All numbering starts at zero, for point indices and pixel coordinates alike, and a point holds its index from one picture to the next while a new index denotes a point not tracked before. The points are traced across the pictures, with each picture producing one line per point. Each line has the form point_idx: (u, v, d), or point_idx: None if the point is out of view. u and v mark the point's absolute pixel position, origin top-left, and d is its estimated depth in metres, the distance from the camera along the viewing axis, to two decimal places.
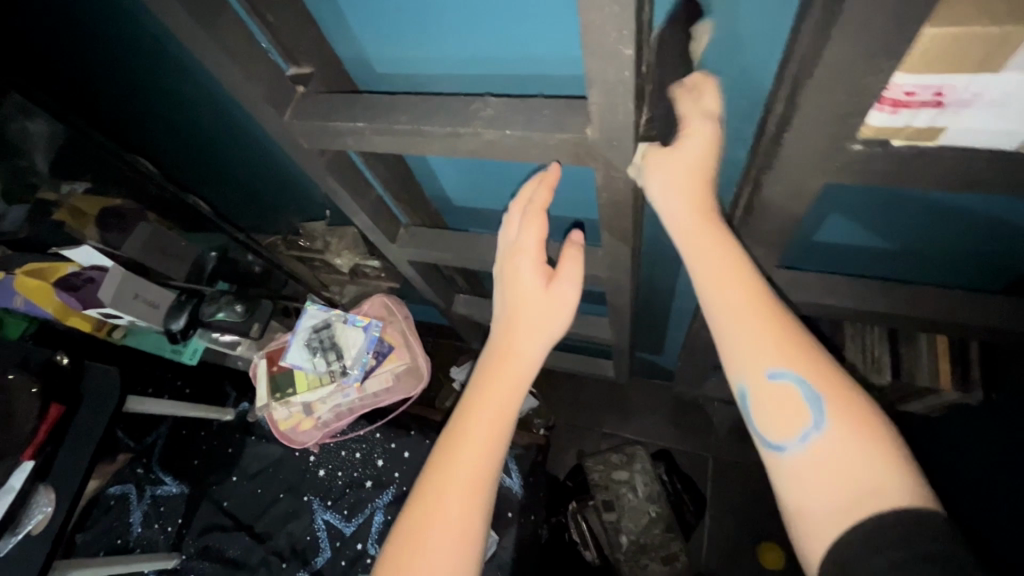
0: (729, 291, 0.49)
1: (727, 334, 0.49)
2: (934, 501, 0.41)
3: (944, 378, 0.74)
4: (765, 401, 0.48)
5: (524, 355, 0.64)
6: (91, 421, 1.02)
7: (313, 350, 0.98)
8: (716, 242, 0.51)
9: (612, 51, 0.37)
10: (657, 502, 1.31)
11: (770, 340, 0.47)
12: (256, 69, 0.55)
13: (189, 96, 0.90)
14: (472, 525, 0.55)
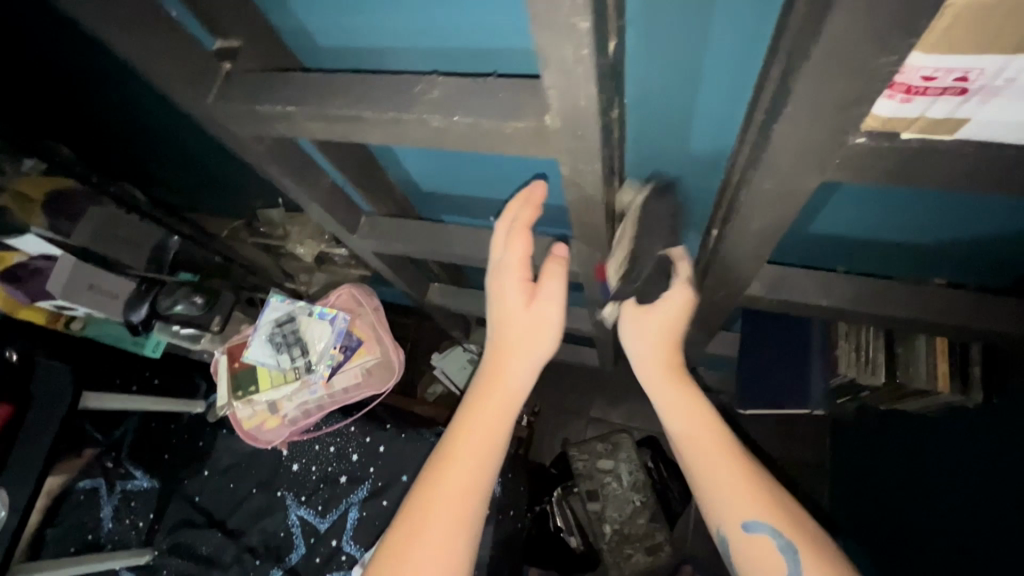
0: (712, 452, 0.59)
1: (711, 493, 0.58)
2: None
3: (942, 380, 0.69)
4: (745, 552, 0.56)
5: (513, 380, 0.62)
6: (42, 421, 0.96)
7: (276, 345, 0.92)
8: (695, 407, 0.62)
9: (566, 24, 0.30)
10: (641, 492, 1.28)
11: (744, 496, 0.57)
12: (168, 43, 0.48)
13: (123, 70, 0.83)
14: (455, 554, 0.55)
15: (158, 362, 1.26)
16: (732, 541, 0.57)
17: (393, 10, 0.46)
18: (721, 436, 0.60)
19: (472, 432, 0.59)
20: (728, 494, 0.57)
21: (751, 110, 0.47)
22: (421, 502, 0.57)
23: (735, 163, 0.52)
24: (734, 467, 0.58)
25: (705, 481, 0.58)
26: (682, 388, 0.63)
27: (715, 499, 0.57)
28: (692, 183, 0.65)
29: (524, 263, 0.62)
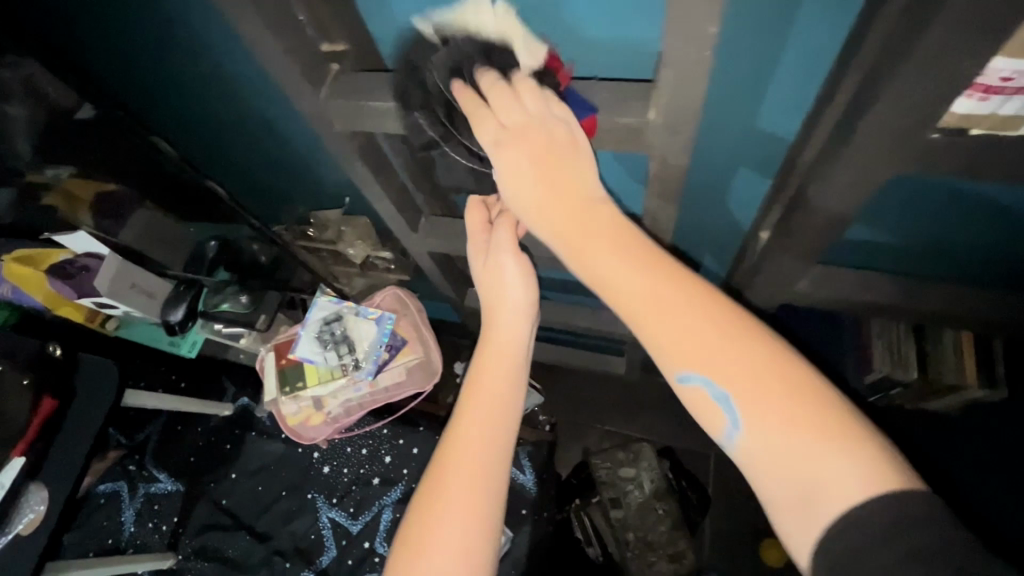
0: (641, 279, 0.44)
1: (660, 334, 0.43)
2: (835, 481, 0.39)
3: (970, 374, 0.75)
4: (704, 412, 0.43)
5: (505, 330, 0.66)
6: (84, 418, 0.96)
7: (324, 343, 0.95)
8: (609, 240, 0.46)
9: (698, 32, 0.36)
10: (664, 500, 1.30)
11: (702, 326, 0.42)
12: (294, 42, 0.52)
13: (194, 76, 0.80)
14: (480, 505, 0.58)
15: (187, 366, 1.28)
16: (691, 392, 0.43)
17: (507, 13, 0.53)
18: (645, 257, 0.44)
19: (476, 391, 0.63)
20: (684, 333, 0.43)
21: (820, 113, 0.53)
22: (438, 466, 0.61)
23: (799, 162, 0.58)
24: (688, 295, 0.43)
25: (646, 325, 0.44)
26: (608, 222, 0.47)
27: (665, 340, 0.43)
28: (743, 185, 0.71)
29: (485, 228, 0.70)
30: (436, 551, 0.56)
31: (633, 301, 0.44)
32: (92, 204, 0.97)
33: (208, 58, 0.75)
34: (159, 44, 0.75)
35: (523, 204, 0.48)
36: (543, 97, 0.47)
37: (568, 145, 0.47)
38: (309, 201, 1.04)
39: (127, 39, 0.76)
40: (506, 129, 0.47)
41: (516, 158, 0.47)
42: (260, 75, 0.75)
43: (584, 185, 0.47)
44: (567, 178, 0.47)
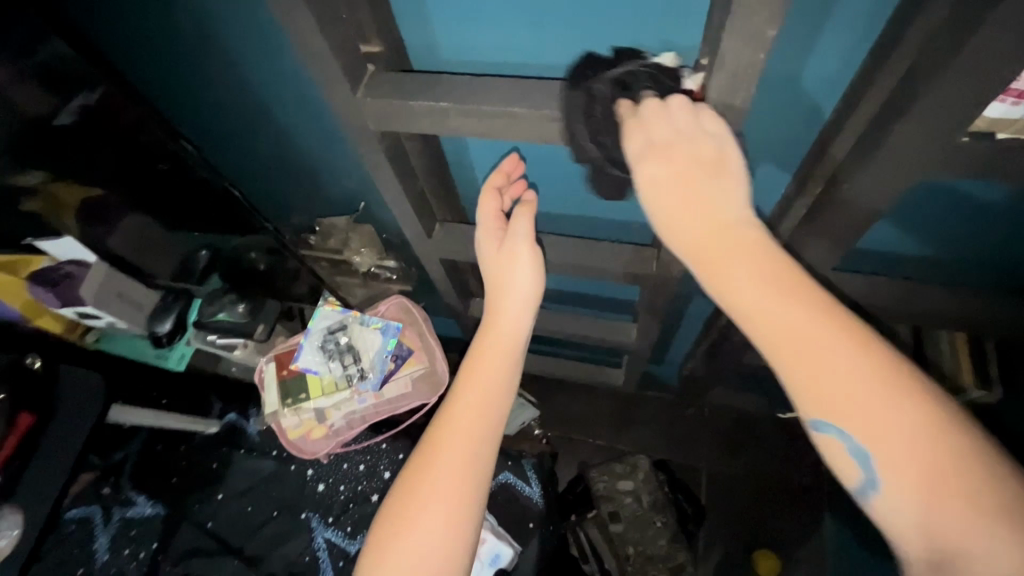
0: (784, 331, 0.44)
1: (796, 386, 0.45)
2: (954, 547, 0.40)
3: (968, 375, 0.79)
4: (834, 451, 0.45)
5: (508, 322, 0.68)
6: (65, 435, 0.90)
7: (328, 353, 0.93)
8: (753, 268, 0.46)
9: (756, 33, 0.40)
10: (662, 512, 1.30)
11: (843, 381, 0.43)
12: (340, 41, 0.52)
13: (211, 80, 0.78)
14: (467, 484, 0.60)
15: (171, 382, 1.23)
16: (824, 442, 0.45)
17: (545, 19, 0.55)
18: (795, 307, 0.45)
19: (473, 377, 0.65)
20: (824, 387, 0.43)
21: (842, 122, 0.56)
22: (429, 444, 0.63)
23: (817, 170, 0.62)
24: (834, 348, 0.43)
25: (783, 356, 0.44)
26: (753, 250, 0.47)
27: (803, 388, 0.44)
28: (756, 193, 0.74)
29: (499, 219, 0.71)
30: (418, 526, 0.58)
31: (771, 333, 0.45)
32: (79, 209, 0.87)
33: (218, 51, 0.72)
34: (169, 39, 0.72)
35: (662, 221, 0.50)
36: (695, 116, 0.48)
37: (706, 167, 0.48)
38: (312, 209, 1.02)
39: (132, 24, 0.71)
40: (654, 145, 0.49)
41: (658, 175, 0.49)
42: (285, 76, 0.73)
43: (726, 210, 0.48)
44: (706, 200, 0.48)
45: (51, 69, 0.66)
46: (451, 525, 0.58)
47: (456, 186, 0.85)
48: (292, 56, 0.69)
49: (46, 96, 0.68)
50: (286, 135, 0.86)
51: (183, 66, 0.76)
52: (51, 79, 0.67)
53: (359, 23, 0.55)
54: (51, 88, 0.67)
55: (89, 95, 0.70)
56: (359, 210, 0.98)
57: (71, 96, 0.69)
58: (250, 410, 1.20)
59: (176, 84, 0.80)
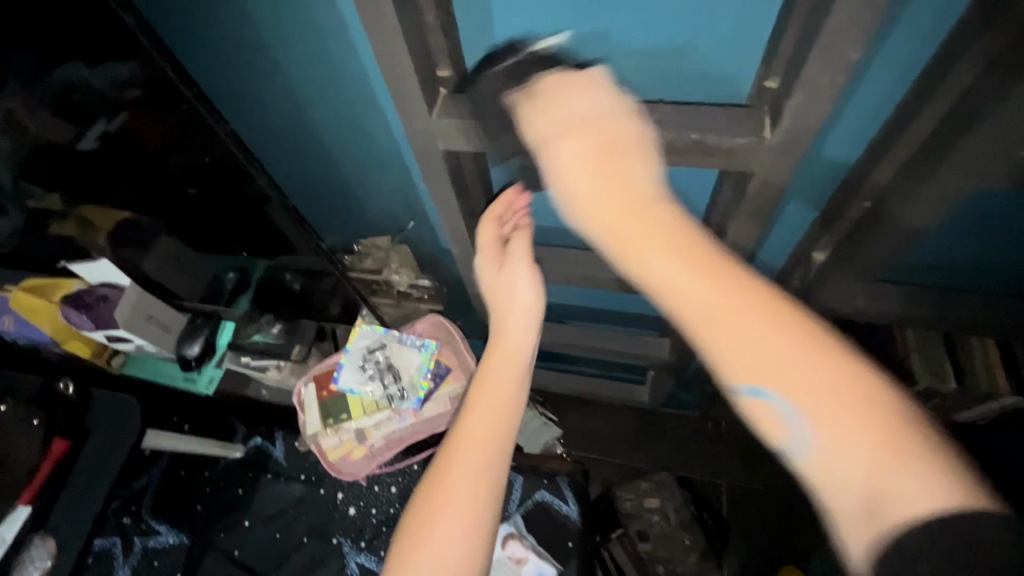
0: (698, 281, 0.42)
1: (710, 341, 0.41)
2: (911, 498, 0.35)
3: (1000, 379, 0.78)
4: (751, 411, 0.41)
5: (516, 329, 0.68)
6: (99, 461, 0.88)
7: (368, 373, 0.93)
8: (664, 228, 0.44)
9: (842, 56, 0.43)
10: (690, 530, 1.29)
11: (761, 329, 0.40)
12: (420, 66, 0.55)
13: (262, 103, 0.77)
14: (478, 505, 0.56)
15: (192, 407, 1.20)
16: (746, 405, 0.41)
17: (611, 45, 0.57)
18: (709, 260, 0.42)
19: (484, 391, 0.63)
20: (739, 339, 0.40)
21: (892, 140, 0.59)
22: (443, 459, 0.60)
23: (864, 186, 0.65)
24: (751, 297, 0.41)
25: (687, 317, 0.42)
26: (652, 213, 0.45)
27: (712, 339, 0.41)
28: (797, 208, 0.76)
29: (497, 245, 0.73)
30: (433, 552, 0.53)
31: (678, 294, 0.42)
32: (110, 232, 0.81)
33: (278, 79, 0.72)
34: (229, 72, 0.72)
35: (570, 194, 0.48)
36: (600, 88, 0.51)
37: (632, 143, 0.49)
38: (350, 229, 1.02)
39: (186, 48, 0.70)
40: (565, 111, 0.50)
41: (567, 137, 0.49)
42: (343, 104, 0.74)
43: (629, 178, 0.47)
44: (599, 168, 0.48)
45: (68, 99, 0.60)
46: (463, 547, 0.54)
47: None
48: (358, 86, 0.70)
49: (65, 125, 0.63)
50: (332, 156, 0.85)
51: (243, 96, 0.76)
52: (68, 109, 0.61)
53: (433, 49, 0.57)
54: (69, 115, 0.62)
55: (111, 122, 0.64)
56: (408, 228, 0.97)
57: (91, 123, 0.64)
58: (275, 434, 1.18)
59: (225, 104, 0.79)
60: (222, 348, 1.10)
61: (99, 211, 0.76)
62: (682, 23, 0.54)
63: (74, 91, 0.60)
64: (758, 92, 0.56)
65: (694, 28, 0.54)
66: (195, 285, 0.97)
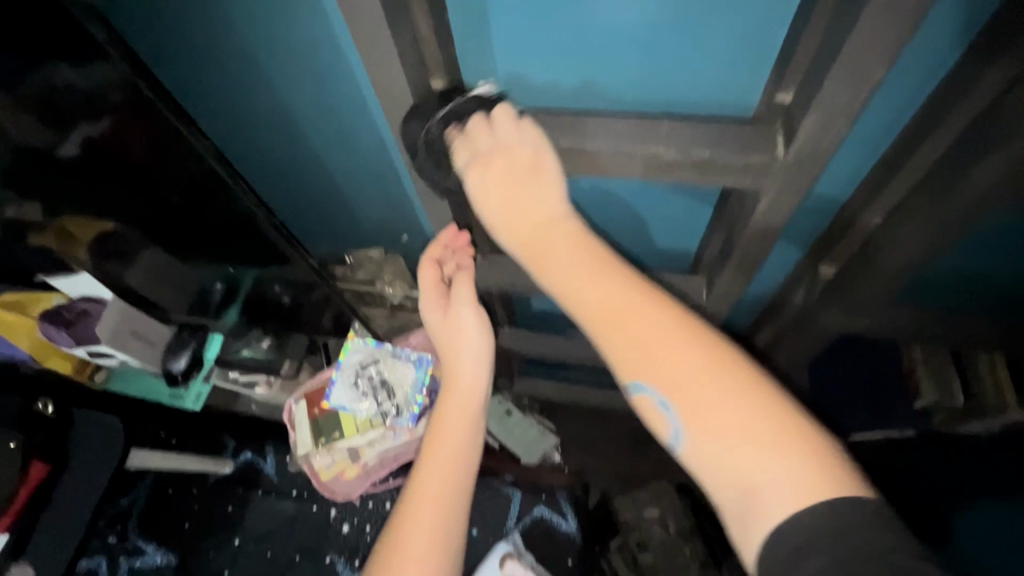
0: (597, 294, 0.48)
1: (609, 344, 0.47)
2: (778, 484, 0.40)
3: (1008, 393, 0.76)
4: (652, 415, 0.45)
5: (466, 381, 0.66)
6: (82, 483, 0.85)
7: (361, 390, 0.90)
8: (574, 254, 0.50)
9: (863, 74, 0.41)
10: (692, 540, 1.26)
11: (649, 338, 0.45)
12: (414, 80, 0.52)
13: (248, 114, 0.74)
14: (445, 540, 0.60)
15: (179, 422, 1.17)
16: (638, 403, 0.46)
17: (613, 56, 0.55)
18: (613, 279, 0.48)
19: (441, 432, 0.64)
20: (629, 346, 0.46)
21: (906, 154, 0.57)
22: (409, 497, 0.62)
23: (874, 202, 0.63)
24: (637, 309, 0.46)
25: (598, 329, 0.47)
26: (575, 241, 0.51)
27: (610, 345, 0.46)
28: (803, 221, 0.74)
29: (439, 287, 0.69)
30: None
31: (590, 310, 0.48)
32: (93, 244, 0.76)
33: (266, 90, 0.69)
34: (214, 80, 0.69)
35: (500, 223, 0.53)
36: (517, 124, 0.52)
37: (529, 175, 0.52)
38: (342, 240, 0.99)
39: (167, 56, 0.67)
40: (479, 158, 0.52)
41: (490, 177, 0.52)
42: (333, 113, 0.71)
43: (539, 203, 0.52)
44: (528, 205, 0.52)
45: (48, 100, 0.57)
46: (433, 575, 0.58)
47: None
48: (348, 94, 0.66)
49: (44, 128, 0.58)
50: (321, 167, 0.82)
51: (230, 105, 0.73)
52: (49, 112, 0.58)
53: (428, 60, 0.54)
54: (49, 120, 0.58)
55: (94, 125, 0.60)
56: (402, 241, 0.94)
57: (73, 127, 0.60)
58: (266, 448, 1.15)
59: (208, 114, 0.76)
60: (208, 362, 1.04)
61: (80, 222, 0.71)
62: (688, 36, 0.52)
63: (56, 93, 0.56)
64: (768, 108, 0.54)
65: (701, 42, 0.52)
66: (183, 297, 0.93)
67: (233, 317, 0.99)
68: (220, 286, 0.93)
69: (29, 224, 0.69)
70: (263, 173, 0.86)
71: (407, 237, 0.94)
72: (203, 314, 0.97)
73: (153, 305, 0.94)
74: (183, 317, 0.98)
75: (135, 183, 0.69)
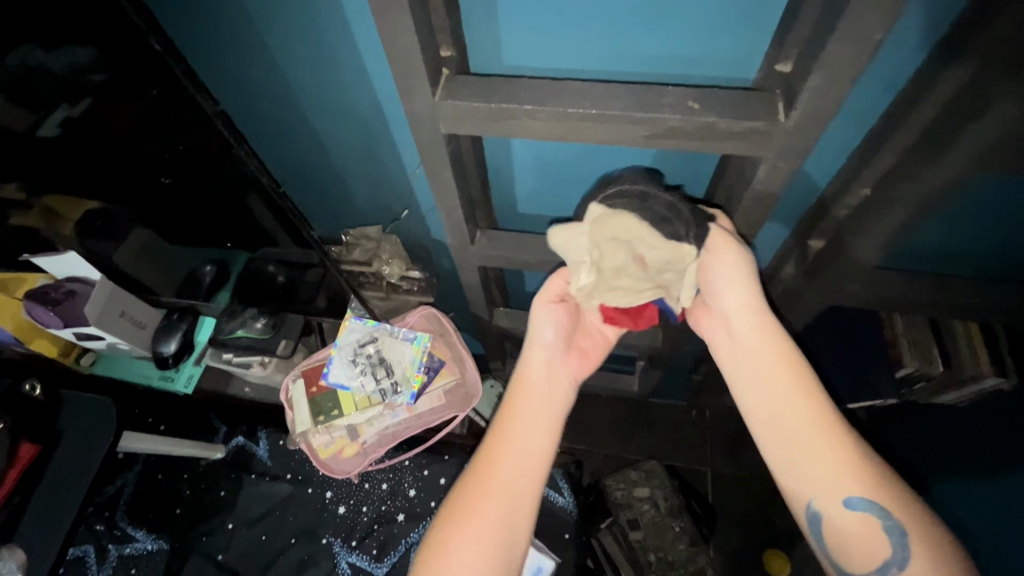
0: (809, 411, 0.59)
1: (815, 455, 0.58)
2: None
3: (982, 361, 0.80)
4: (838, 522, 0.57)
5: (540, 376, 0.70)
6: (72, 466, 0.83)
7: (360, 368, 0.90)
8: (786, 372, 0.62)
9: (864, 36, 0.42)
10: (679, 517, 1.30)
11: (847, 459, 0.57)
12: (427, 44, 0.52)
13: (248, 85, 0.73)
14: (515, 522, 0.61)
15: (170, 407, 1.16)
16: (825, 509, 0.57)
17: (618, 25, 0.56)
18: (819, 402, 0.60)
19: (503, 425, 0.66)
20: (833, 461, 0.57)
21: (895, 126, 0.60)
22: (474, 481, 0.63)
23: (864, 173, 0.66)
24: (841, 434, 0.58)
25: (806, 437, 0.59)
26: (777, 366, 0.62)
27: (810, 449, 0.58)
28: (793, 194, 0.77)
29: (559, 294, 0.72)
30: (456, 567, 0.57)
31: (806, 421, 0.59)
32: (79, 223, 0.76)
33: (266, 58, 0.68)
34: (210, 49, 0.68)
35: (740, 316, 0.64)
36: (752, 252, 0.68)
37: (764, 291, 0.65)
38: (339, 218, 0.99)
39: (163, 20, 0.65)
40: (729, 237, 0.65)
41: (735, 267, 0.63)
42: (334, 87, 0.70)
43: (765, 321, 0.64)
44: (748, 312, 0.64)
45: (24, 83, 0.57)
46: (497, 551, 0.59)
47: (494, 192, 0.85)
48: (351, 64, 0.66)
49: (23, 111, 0.59)
50: (320, 142, 0.82)
51: (227, 79, 0.72)
52: (24, 95, 0.58)
53: (437, 29, 0.55)
54: (28, 102, 0.58)
55: (73, 108, 0.60)
56: (401, 218, 0.94)
57: (52, 109, 0.60)
58: (259, 432, 1.14)
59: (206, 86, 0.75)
60: (200, 345, 1.07)
61: (64, 200, 0.71)
62: (692, 6, 0.53)
63: (31, 75, 0.56)
64: (769, 75, 0.56)
65: (705, 11, 0.53)
66: (173, 278, 0.93)
67: (225, 297, 0.99)
68: (210, 268, 0.92)
69: (14, 202, 0.68)
70: (260, 147, 0.84)
71: (408, 213, 0.94)
72: (194, 296, 0.96)
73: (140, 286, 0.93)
74: (171, 299, 0.97)
75: (135, 165, 0.69)
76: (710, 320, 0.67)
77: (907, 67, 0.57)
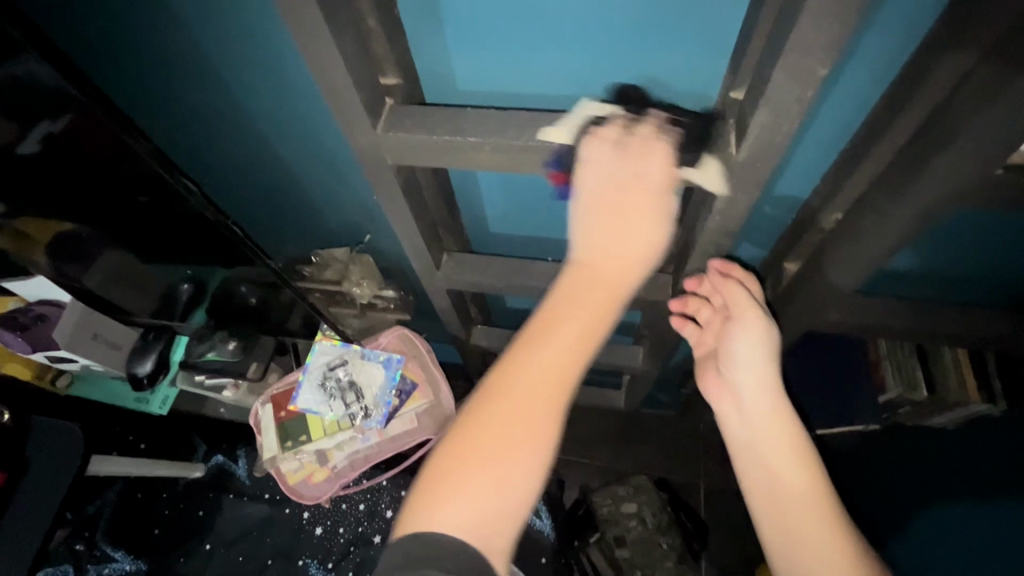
0: (803, 498, 0.59)
1: (802, 548, 0.57)
2: None
3: (972, 392, 0.77)
4: None
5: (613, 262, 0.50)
6: (40, 493, 0.82)
7: (329, 392, 0.89)
8: (788, 452, 0.61)
9: (809, 71, 0.40)
10: (667, 534, 1.28)
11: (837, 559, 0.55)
12: (365, 77, 0.50)
13: (202, 110, 0.72)
14: (506, 498, 0.45)
15: (150, 426, 1.15)
16: None
17: (571, 48, 0.53)
18: (816, 490, 0.59)
19: (561, 321, 0.48)
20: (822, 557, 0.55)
21: (866, 149, 0.57)
22: (488, 417, 0.47)
23: (834, 198, 0.63)
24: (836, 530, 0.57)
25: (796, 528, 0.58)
26: (781, 444, 0.62)
27: (798, 542, 0.57)
28: (769, 215, 0.74)
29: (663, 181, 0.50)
30: (476, 495, 0.45)
31: (797, 507, 0.58)
32: (49, 247, 0.73)
33: (219, 85, 0.66)
34: (159, 75, 0.66)
35: (750, 383, 0.64)
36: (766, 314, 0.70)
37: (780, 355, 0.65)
38: (308, 239, 0.98)
39: (109, 48, 0.64)
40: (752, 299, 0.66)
41: (753, 330, 0.64)
42: (288, 113, 0.69)
43: (778, 391, 0.64)
44: (766, 374, 0.64)
45: (9, 91, 0.52)
46: (485, 533, 0.44)
47: (462, 213, 0.83)
48: (303, 91, 0.64)
49: (5, 123, 0.54)
50: (279, 165, 0.80)
51: (184, 106, 0.71)
52: (8, 106, 0.53)
53: (378, 58, 0.53)
54: (10, 113, 0.54)
55: (56, 122, 0.56)
56: (366, 241, 0.93)
57: (32, 123, 0.55)
58: (238, 451, 1.13)
59: (161, 112, 0.73)
60: (176, 365, 1.06)
61: (38, 223, 0.68)
62: (640, 32, 0.51)
63: (18, 87, 0.51)
64: (725, 102, 0.53)
65: (654, 36, 0.51)
66: (146, 301, 0.90)
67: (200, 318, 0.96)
68: (185, 287, 0.90)
69: None
70: (223, 169, 0.83)
71: (372, 236, 0.93)
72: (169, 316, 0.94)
73: (113, 310, 0.90)
74: (147, 320, 0.95)
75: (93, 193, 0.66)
76: (719, 388, 0.68)
77: (870, 95, 0.55)
